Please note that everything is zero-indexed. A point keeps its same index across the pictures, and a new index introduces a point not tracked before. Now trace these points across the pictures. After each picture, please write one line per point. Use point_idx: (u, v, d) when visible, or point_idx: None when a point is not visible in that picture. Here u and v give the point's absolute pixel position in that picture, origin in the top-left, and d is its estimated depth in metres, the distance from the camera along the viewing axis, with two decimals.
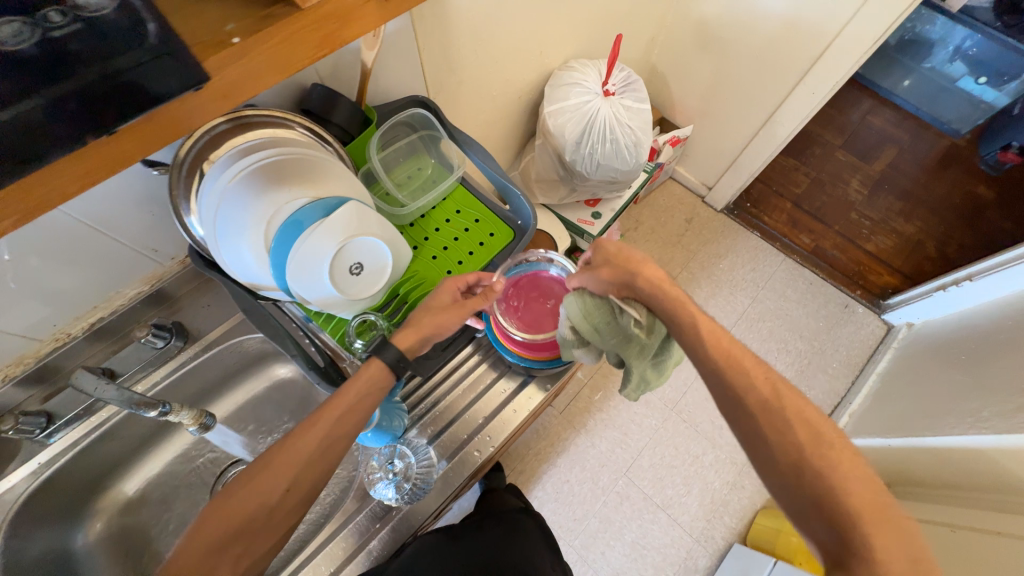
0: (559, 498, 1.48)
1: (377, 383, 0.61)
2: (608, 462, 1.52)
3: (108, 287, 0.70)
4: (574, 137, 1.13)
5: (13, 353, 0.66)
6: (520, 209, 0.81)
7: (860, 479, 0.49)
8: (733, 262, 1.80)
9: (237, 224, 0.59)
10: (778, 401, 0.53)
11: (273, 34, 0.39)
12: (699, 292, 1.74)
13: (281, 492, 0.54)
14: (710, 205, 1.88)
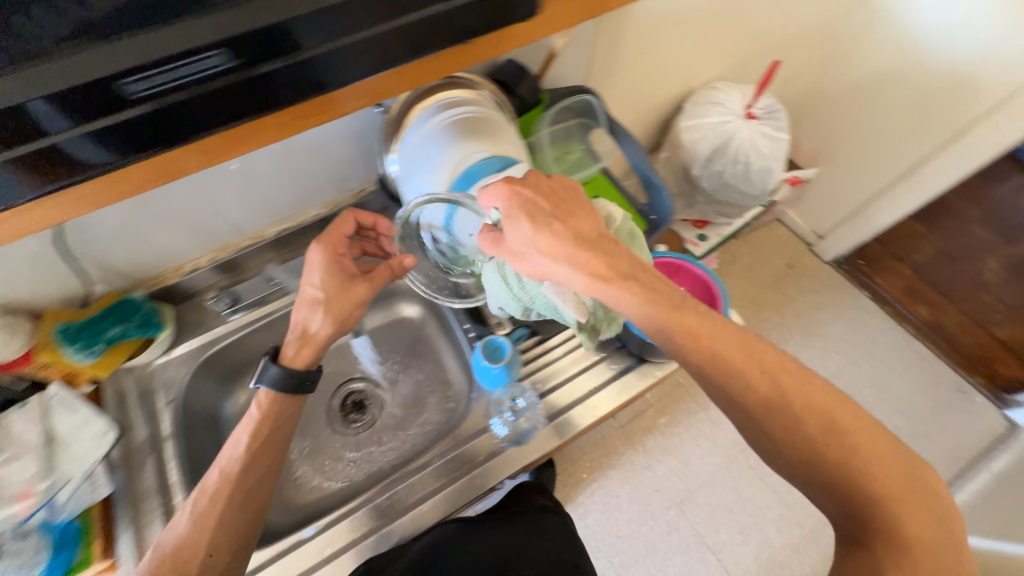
0: (605, 510, 1.44)
1: (292, 375, 0.63)
2: (663, 487, 1.47)
3: (301, 201, 0.83)
4: (707, 153, 1.15)
5: (224, 239, 0.80)
6: (659, 205, 0.83)
7: (907, 485, 0.44)
8: (836, 314, 1.68)
9: (427, 162, 0.68)
10: (803, 409, 0.46)
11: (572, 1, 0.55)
12: (792, 340, 1.63)
13: (253, 482, 0.60)
14: (817, 253, 1.75)
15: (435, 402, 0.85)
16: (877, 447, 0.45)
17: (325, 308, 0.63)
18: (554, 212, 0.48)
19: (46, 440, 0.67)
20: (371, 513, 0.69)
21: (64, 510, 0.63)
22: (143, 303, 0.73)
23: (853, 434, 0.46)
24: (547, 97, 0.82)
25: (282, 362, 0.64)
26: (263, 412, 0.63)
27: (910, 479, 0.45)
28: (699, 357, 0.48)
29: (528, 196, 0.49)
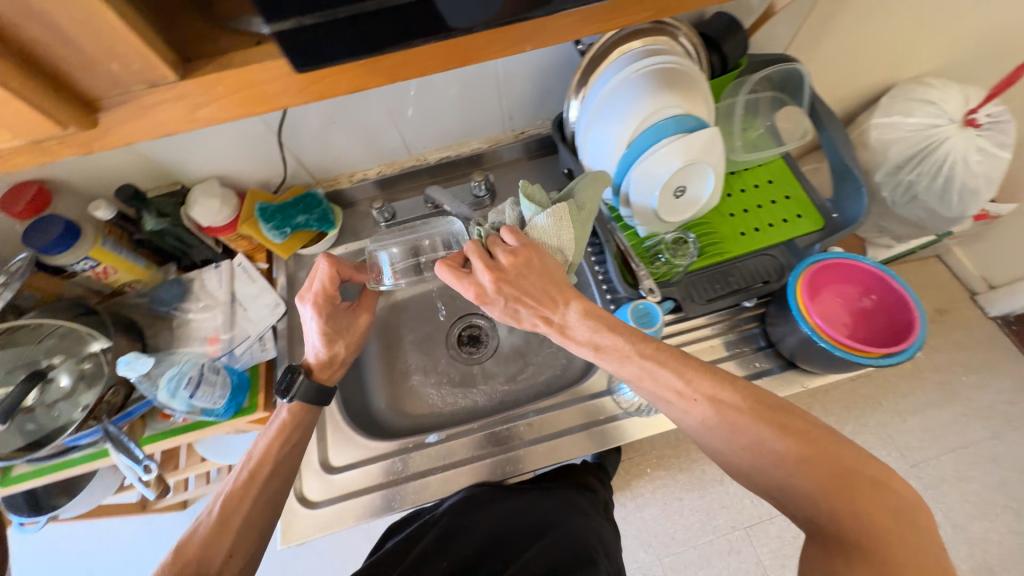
0: (664, 508, 1.24)
1: (322, 390, 0.65)
2: (732, 506, 1.22)
3: (468, 132, 0.84)
4: (900, 158, 0.98)
5: (394, 155, 0.85)
6: (848, 203, 0.70)
7: (875, 499, 0.44)
8: (988, 379, 1.25)
9: (618, 112, 0.65)
10: (749, 421, 0.50)
11: None
12: (954, 399, 1.22)
13: (276, 487, 0.60)
14: (977, 306, 1.34)
15: (549, 352, 0.84)
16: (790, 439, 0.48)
17: (344, 341, 0.68)
18: (538, 310, 0.58)
19: (231, 300, 0.78)
20: (460, 448, 0.69)
21: (238, 360, 0.74)
22: (322, 200, 0.81)
23: (681, 375, 0.53)
24: (744, 63, 0.74)
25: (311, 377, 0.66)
26: (288, 423, 0.62)
27: (764, 423, 0.50)
28: (659, 374, 0.54)
29: (512, 291, 0.56)
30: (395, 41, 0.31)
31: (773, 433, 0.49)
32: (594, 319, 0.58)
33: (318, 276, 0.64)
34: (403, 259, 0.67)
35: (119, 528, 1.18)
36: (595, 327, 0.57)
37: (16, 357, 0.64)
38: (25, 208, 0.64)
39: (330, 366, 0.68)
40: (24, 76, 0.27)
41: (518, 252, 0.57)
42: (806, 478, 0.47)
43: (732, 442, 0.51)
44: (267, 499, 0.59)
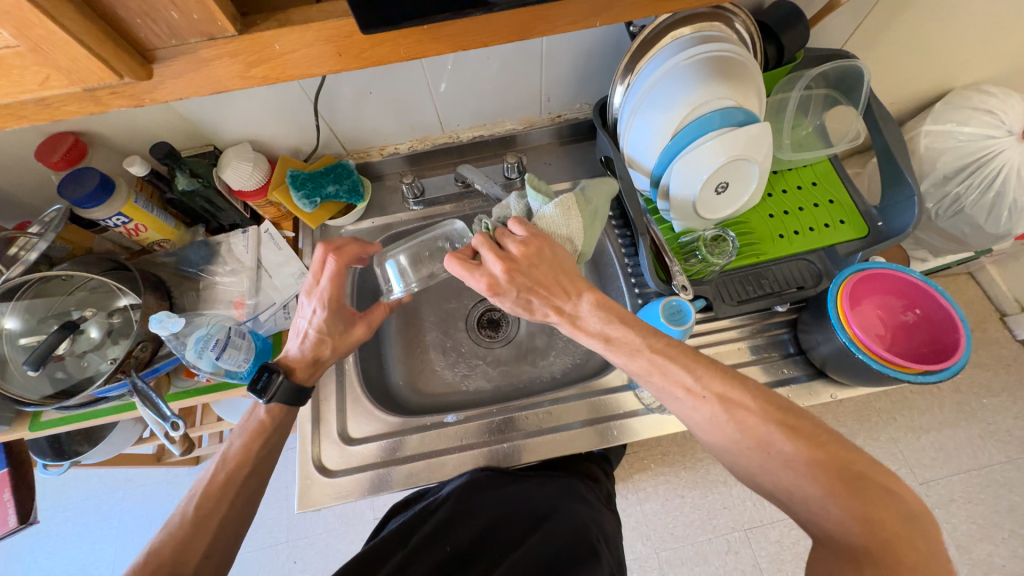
0: (665, 504, 1.24)
1: (302, 391, 0.63)
2: (732, 508, 1.22)
3: (504, 111, 0.82)
4: (948, 170, 0.94)
5: (427, 130, 0.83)
6: (895, 215, 0.68)
7: (885, 506, 0.42)
8: (1007, 403, 1.19)
9: (666, 101, 0.62)
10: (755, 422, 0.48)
11: None
12: (969, 424, 1.18)
13: (252, 482, 0.58)
14: (1008, 328, 1.27)
15: (569, 341, 0.83)
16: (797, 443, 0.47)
17: (330, 345, 0.66)
18: (550, 300, 0.57)
19: (257, 266, 0.78)
20: (473, 430, 0.69)
21: (263, 326, 0.74)
22: (352, 171, 0.80)
23: (681, 371, 0.52)
24: (800, 57, 0.69)
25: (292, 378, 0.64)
26: (268, 425, 0.61)
27: (767, 424, 0.48)
28: (661, 365, 0.53)
29: (525, 281, 0.56)
30: (462, 7, 0.30)
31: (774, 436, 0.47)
32: (598, 309, 0.57)
33: (324, 273, 0.63)
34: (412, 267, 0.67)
35: (135, 478, 1.22)
36: (596, 323, 0.56)
37: (50, 307, 0.67)
38: (62, 160, 0.64)
39: (313, 366, 0.66)
40: (87, 19, 0.26)
41: (529, 243, 0.57)
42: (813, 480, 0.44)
43: (738, 440, 0.48)
44: (260, 469, 0.59)
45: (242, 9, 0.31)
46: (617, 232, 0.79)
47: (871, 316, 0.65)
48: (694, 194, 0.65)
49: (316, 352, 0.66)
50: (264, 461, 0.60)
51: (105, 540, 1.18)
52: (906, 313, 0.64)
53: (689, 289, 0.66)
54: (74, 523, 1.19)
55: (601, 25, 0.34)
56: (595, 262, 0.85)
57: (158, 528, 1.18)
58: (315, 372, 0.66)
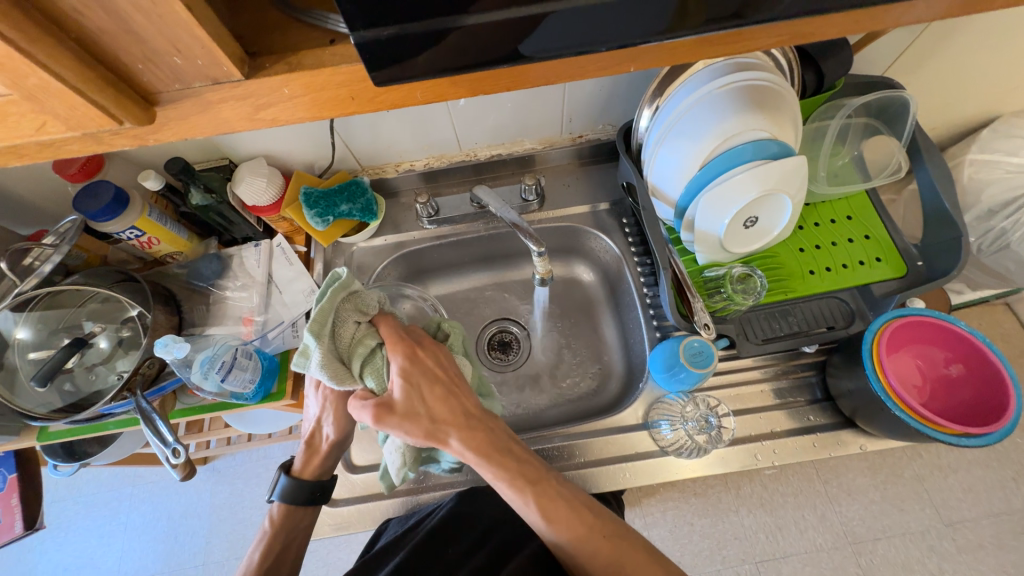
0: None
1: (303, 485, 0.59)
2: (742, 539, 1.05)
3: (523, 131, 0.79)
4: (992, 202, 0.88)
5: (443, 148, 0.81)
6: (940, 256, 0.63)
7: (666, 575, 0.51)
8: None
9: (697, 129, 0.59)
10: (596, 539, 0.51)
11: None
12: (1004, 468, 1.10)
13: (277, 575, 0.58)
14: None
15: (583, 367, 0.81)
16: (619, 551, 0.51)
17: (316, 460, 0.61)
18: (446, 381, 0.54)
19: (268, 282, 0.77)
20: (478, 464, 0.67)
21: (270, 344, 0.73)
22: (367, 190, 0.78)
23: (520, 468, 0.52)
24: (841, 85, 0.65)
25: (293, 472, 0.61)
26: (276, 523, 0.59)
27: (586, 538, 0.51)
28: (510, 464, 0.52)
29: (430, 366, 0.54)
30: (489, 59, 0.29)
31: (598, 549, 0.50)
32: (477, 429, 0.53)
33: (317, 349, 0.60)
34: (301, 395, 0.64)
35: (145, 474, 1.23)
36: (477, 454, 0.52)
37: (62, 318, 0.67)
38: (78, 171, 0.65)
39: (309, 457, 0.61)
40: (86, 67, 0.24)
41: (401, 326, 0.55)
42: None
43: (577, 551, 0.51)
44: (276, 569, 0.58)
45: (252, 48, 0.29)
46: (636, 260, 0.77)
47: (909, 363, 0.62)
48: (720, 227, 0.62)
49: (313, 436, 0.61)
50: (290, 560, 0.59)
51: (112, 535, 1.19)
52: (951, 361, 0.61)
53: (712, 328, 0.62)
54: (84, 517, 1.21)
55: (636, 70, 0.34)
56: (613, 288, 0.83)
57: (164, 526, 1.19)
58: (318, 464, 0.61)
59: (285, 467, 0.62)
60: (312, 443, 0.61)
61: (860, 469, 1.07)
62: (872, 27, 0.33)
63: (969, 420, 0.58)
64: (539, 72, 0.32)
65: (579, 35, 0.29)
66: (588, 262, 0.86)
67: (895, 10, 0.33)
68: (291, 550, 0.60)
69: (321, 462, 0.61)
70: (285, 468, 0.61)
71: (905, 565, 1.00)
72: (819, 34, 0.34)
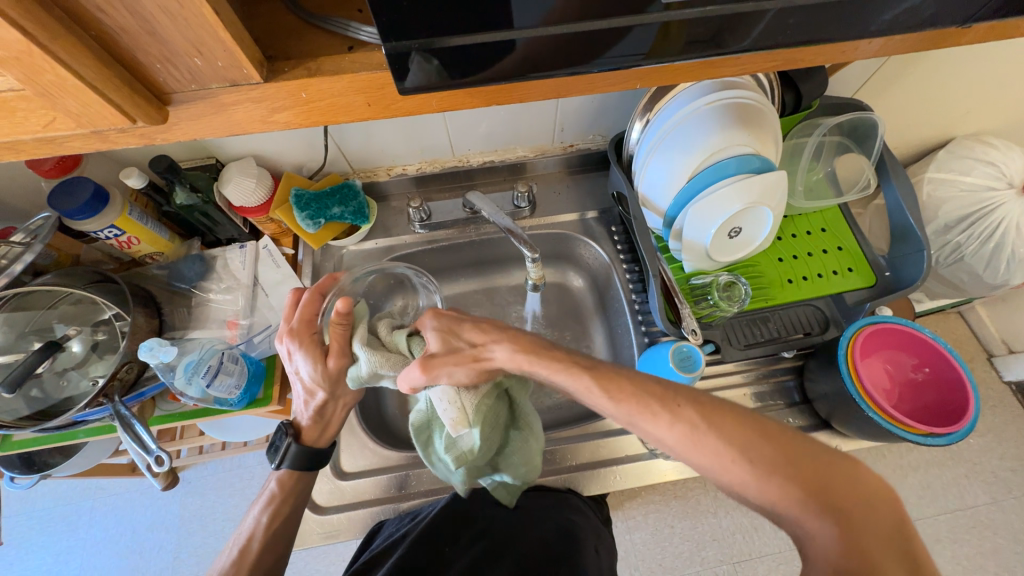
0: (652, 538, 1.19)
1: (310, 453, 0.58)
2: (720, 539, 1.06)
3: (516, 139, 0.80)
4: (949, 219, 0.94)
5: (436, 153, 0.81)
6: (905, 267, 0.68)
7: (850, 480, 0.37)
8: (992, 443, 1.10)
9: (686, 143, 0.62)
10: (687, 439, 0.41)
11: (971, 34, 0.37)
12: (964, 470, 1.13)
13: None
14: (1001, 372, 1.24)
15: None
16: (764, 475, 0.38)
17: (329, 427, 0.61)
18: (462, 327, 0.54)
19: (253, 284, 0.75)
20: None
21: (256, 348, 0.71)
22: (359, 193, 0.78)
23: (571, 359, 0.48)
24: (816, 105, 0.69)
25: (301, 440, 0.59)
26: (285, 490, 0.57)
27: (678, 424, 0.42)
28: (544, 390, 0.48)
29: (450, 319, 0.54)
30: (502, 75, 0.30)
31: (681, 419, 0.42)
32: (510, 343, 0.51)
33: (299, 307, 0.57)
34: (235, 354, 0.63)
35: (108, 485, 1.17)
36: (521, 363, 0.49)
37: (30, 321, 0.64)
38: (54, 167, 0.62)
39: (321, 424, 0.60)
40: (102, 65, 0.24)
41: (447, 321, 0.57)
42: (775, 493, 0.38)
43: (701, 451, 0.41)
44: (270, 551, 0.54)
45: (267, 51, 0.30)
46: (625, 267, 0.79)
47: (879, 367, 0.66)
48: (707, 237, 0.64)
49: (325, 409, 0.59)
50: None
51: (71, 551, 1.12)
52: (918, 365, 0.65)
53: (699, 334, 0.65)
54: (39, 532, 1.13)
55: (641, 87, 0.36)
56: (602, 295, 0.85)
57: (129, 540, 1.13)
58: (324, 430, 0.61)
59: (291, 433, 0.58)
60: (319, 417, 0.59)
61: None
62: (845, 59, 0.36)
63: (932, 418, 0.64)
64: (550, 86, 0.33)
65: (588, 51, 0.30)
66: (579, 269, 0.88)
67: (862, 48, 0.36)
68: (288, 527, 0.56)
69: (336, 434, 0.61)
70: (292, 435, 0.58)
71: None
72: (798, 62, 0.37)
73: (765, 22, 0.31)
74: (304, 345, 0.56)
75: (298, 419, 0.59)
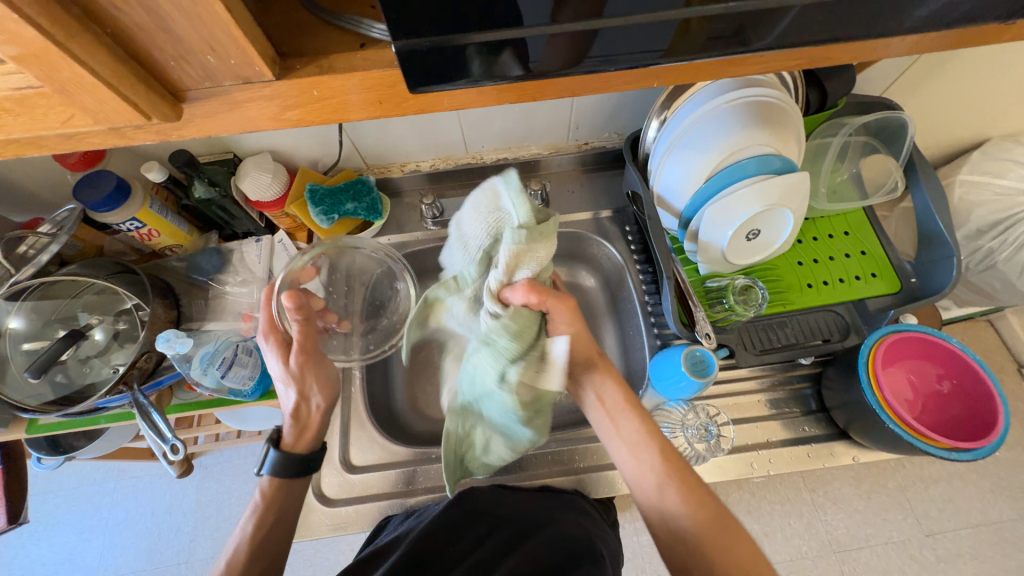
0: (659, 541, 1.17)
1: (294, 458, 0.57)
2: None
3: (530, 136, 0.80)
4: (981, 223, 0.90)
5: (449, 150, 0.81)
6: (932, 273, 0.65)
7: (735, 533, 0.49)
8: (1020, 458, 1.05)
9: (704, 143, 0.60)
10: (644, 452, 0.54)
11: (1015, 30, 0.35)
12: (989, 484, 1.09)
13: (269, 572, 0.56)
14: None
15: None
16: (688, 493, 0.51)
17: (311, 432, 0.60)
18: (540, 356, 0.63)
19: (269, 278, 0.77)
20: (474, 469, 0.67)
21: None
22: (372, 189, 0.78)
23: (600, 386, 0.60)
24: (843, 104, 0.67)
25: (282, 446, 0.59)
26: (267, 496, 0.56)
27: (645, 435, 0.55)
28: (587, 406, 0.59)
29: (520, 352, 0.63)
30: (515, 74, 0.30)
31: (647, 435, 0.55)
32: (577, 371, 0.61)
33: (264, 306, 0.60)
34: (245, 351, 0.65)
35: (128, 469, 1.21)
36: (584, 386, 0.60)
37: (56, 309, 0.66)
38: (79, 160, 0.64)
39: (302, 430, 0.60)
40: (118, 62, 0.24)
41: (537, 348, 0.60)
42: (692, 511, 0.50)
43: (655, 462, 0.53)
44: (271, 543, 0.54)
45: (280, 48, 0.30)
46: (638, 268, 0.77)
47: (900, 378, 0.64)
48: (723, 239, 0.62)
49: (300, 410, 0.60)
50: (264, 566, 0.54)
51: (92, 532, 1.16)
52: (941, 376, 0.63)
53: (713, 338, 0.64)
54: (64, 511, 1.18)
55: (657, 85, 0.35)
56: (614, 296, 0.84)
57: (147, 522, 1.16)
58: (305, 434, 0.60)
59: (273, 438, 0.59)
60: (296, 417, 0.59)
61: (846, 478, 1.04)
62: (875, 58, 0.35)
63: (961, 434, 0.60)
64: (563, 84, 0.33)
65: (602, 50, 0.29)
66: (591, 269, 0.87)
67: (895, 46, 0.34)
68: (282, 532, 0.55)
69: (315, 437, 0.60)
70: (274, 440, 0.58)
71: (886, 574, 0.99)
72: (826, 60, 0.35)
73: (791, 19, 0.30)
74: (274, 340, 0.59)
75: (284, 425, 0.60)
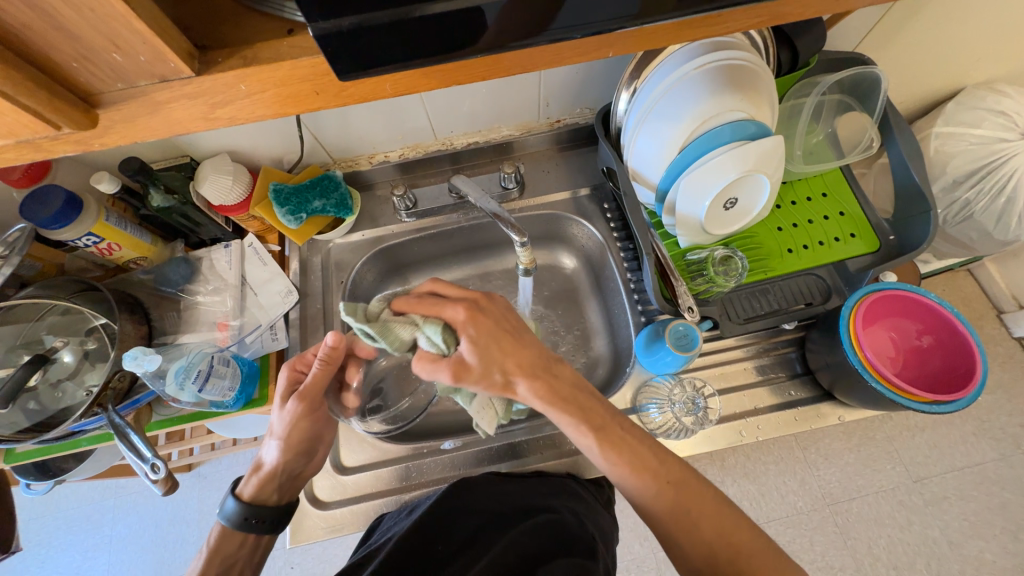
0: None
1: (247, 512, 0.54)
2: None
3: (500, 117, 0.77)
4: (958, 175, 0.90)
5: (417, 138, 0.78)
6: (910, 229, 0.65)
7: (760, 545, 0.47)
8: (1001, 400, 1.09)
9: (675, 113, 0.58)
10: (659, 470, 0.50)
11: None
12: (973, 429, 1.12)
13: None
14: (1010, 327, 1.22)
15: (572, 353, 0.81)
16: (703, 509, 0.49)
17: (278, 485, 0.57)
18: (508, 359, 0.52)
19: (241, 284, 0.74)
20: (467, 460, 0.67)
21: (248, 348, 0.71)
22: (340, 184, 0.76)
23: (585, 411, 0.51)
24: (815, 61, 0.65)
25: (244, 495, 0.56)
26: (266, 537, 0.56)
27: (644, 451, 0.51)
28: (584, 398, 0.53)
29: (493, 328, 0.52)
30: (456, 53, 0.28)
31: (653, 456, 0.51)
32: (547, 381, 0.52)
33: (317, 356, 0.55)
34: (218, 369, 0.61)
35: (126, 485, 1.19)
36: (548, 399, 0.51)
37: (18, 334, 0.63)
38: (22, 176, 0.60)
39: (278, 488, 0.57)
40: (9, 68, 0.23)
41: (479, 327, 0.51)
42: (709, 526, 0.48)
43: (662, 488, 0.49)
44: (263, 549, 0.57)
45: (200, 41, 0.28)
46: (619, 246, 0.76)
47: (882, 337, 0.65)
48: (701, 209, 0.61)
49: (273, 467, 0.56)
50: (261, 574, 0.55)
51: (97, 549, 1.15)
52: (925, 334, 0.63)
53: (696, 311, 0.63)
54: (65, 531, 1.17)
55: (614, 55, 0.33)
56: (597, 275, 0.83)
57: (151, 535, 1.16)
58: (276, 494, 0.57)
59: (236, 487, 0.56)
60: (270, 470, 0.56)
61: (836, 434, 1.06)
62: (832, 12, 0.33)
63: (941, 388, 0.61)
64: (513, 60, 0.31)
65: (553, 18, 0.27)
66: (572, 250, 0.86)
67: None
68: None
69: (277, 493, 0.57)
70: (232, 490, 0.56)
71: (877, 521, 1.02)
72: (782, 17, 0.33)
73: None
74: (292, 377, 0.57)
75: (248, 475, 0.57)
